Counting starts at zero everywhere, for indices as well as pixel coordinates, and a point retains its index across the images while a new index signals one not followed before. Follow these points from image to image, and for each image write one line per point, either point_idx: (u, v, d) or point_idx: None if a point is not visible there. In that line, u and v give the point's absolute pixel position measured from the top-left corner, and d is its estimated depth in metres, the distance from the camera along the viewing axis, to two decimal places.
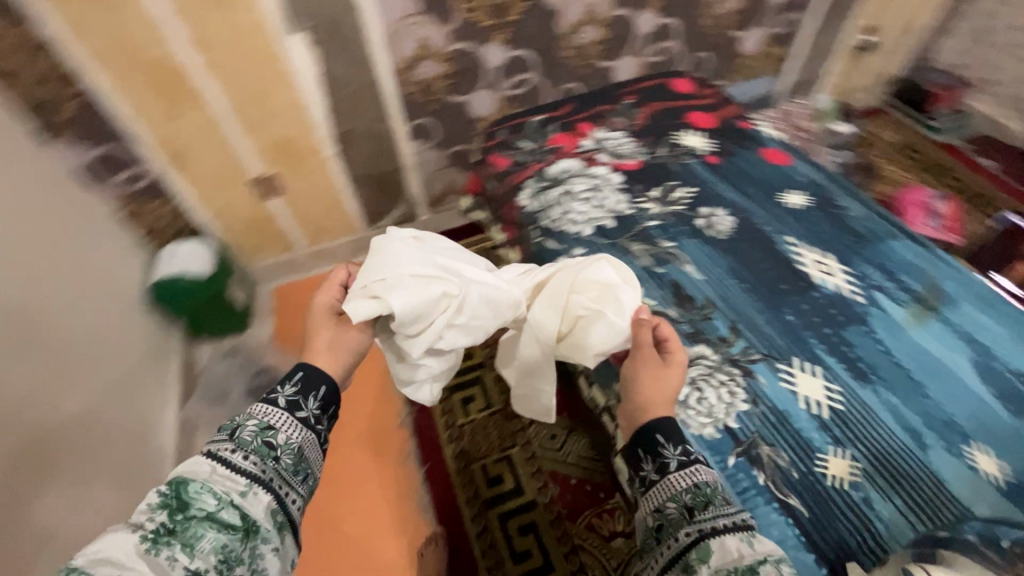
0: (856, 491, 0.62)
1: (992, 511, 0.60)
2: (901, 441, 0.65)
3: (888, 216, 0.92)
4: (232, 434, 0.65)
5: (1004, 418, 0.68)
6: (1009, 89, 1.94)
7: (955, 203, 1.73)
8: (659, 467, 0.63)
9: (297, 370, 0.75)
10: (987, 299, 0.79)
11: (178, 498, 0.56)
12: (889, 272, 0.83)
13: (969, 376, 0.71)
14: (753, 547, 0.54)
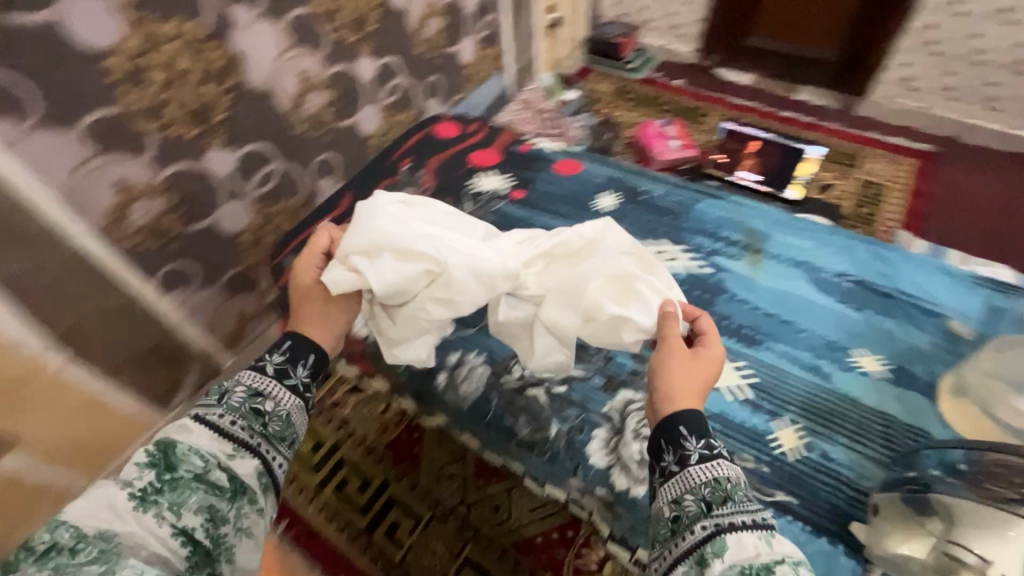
0: (814, 452, 0.77)
1: (891, 400, 0.80)
2: (813, 383, 0.82)
3: (681, 188, 1.11)
4: (219, 401, 0.74)
5: (854, 316, 0.90)
6: (665, 22, 2.38)
7: (678, 124, 2.07)
8: (681, 458, 0.65)
9: (285, 342, 0.82)
10: (789, 225, 1.03)
11: (167, 457, 0.67)
12: (713, 234, 1.02)
13: (816, 299, 0.92)
14: (770, 546, 0.57)
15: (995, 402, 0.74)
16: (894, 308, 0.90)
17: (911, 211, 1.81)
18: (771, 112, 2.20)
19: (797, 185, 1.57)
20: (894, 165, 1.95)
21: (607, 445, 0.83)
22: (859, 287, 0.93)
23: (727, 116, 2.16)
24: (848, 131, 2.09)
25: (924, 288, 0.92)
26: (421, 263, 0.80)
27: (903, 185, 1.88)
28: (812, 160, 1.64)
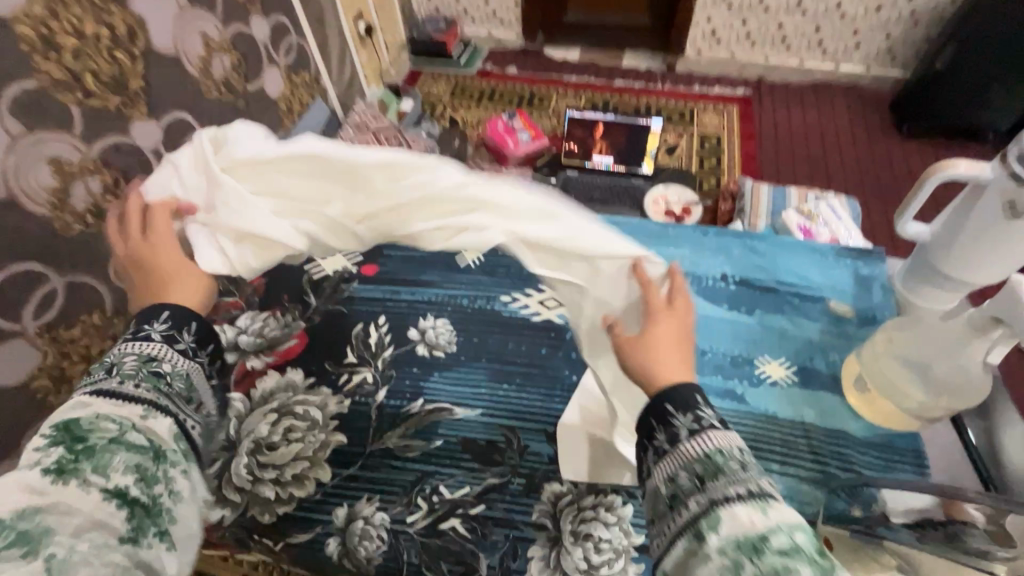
0: None
1: (819, 413, 0.61)
2: (730, 411, 0.62)
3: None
4: (107, 370, 0.43)
5: (750, 321, 0.69)
6: (479, 13, 2.32)
7: (523, 113, 2.00)
8: (671, 437, 0.41)
9: (159, 306, 0.48)
10: (658, 232, 0.79)
11: (71, 429, 0.39)
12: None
13: (711, 309, 0.70)
14: (769, 515, 0.36)
15: (900, 390, 0.57)
16: (780, 303, 0.70)
17: (746, 154, 1.95)
18: (607, 84, 2.21)
19: (650, 160, 1.64)
20: (723, 114, 2.08)
21: (548, 566, 0.53)
22: (746, 286, 0.72)
23: (566, 97, 2.17)
24: (679, 90, 2.18)
25: (801, 272, 0.72)
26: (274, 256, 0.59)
27: (734, 130, 2.02)
28: (655, 134, 1.66)
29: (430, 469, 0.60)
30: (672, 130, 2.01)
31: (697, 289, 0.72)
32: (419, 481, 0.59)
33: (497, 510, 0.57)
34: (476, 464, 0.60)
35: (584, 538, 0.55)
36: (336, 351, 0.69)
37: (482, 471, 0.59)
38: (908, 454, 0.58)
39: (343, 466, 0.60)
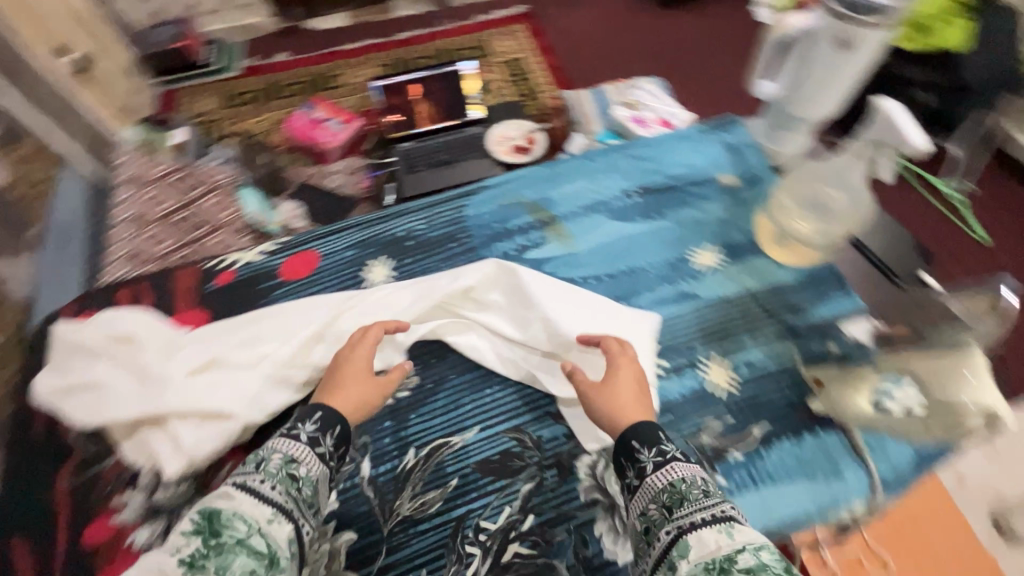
0: (741, 368, 0.61)
1: (757, 279, 0.67)
2: (691, 312, 0.65)
3: (427, 202, 0.74)
4: (256, 464, 0.46)
5: (667, 224, 0.72)
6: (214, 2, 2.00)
7: (322, 102, 1.86)
8: (640, 473, 0.48)
9: (312, 408, 0.52)
10: (549, 175, 0.77)
11: (213, 522, 0.41)
12: (502, 232, 0.72)
13: (630, 228, 0.71)
14: (733, 537, 0.40)
15: (807, 230, 0.64)
16: (683, 196, 0.73)
17: (552, 67, 2.00)
18: (388, 41, 2.08)
19: (476, 103, 1.59)
20: (514, 35, 2.09)
21: (618, 532, 0.53)
22: (648, 194, 0.74)
23: (357, 67, 1.99)
24: (464, 24, 2.13)
25: (688, 161, 0.76)
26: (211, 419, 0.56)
27: (530, 48, 2.05)
28: (472, 77, 1.61)
29: (463, 510, 0.55)
30: None
31: (610, 214, 0.73)
32: (456, 529, 0.54)
33: (547, 512, 0.54)
34: (503, 481, 0.56)
35: None
36: None
37: (512, 484, 0.56)
38: (831, 278, 0.66)
39: (369, 564, 0.52)
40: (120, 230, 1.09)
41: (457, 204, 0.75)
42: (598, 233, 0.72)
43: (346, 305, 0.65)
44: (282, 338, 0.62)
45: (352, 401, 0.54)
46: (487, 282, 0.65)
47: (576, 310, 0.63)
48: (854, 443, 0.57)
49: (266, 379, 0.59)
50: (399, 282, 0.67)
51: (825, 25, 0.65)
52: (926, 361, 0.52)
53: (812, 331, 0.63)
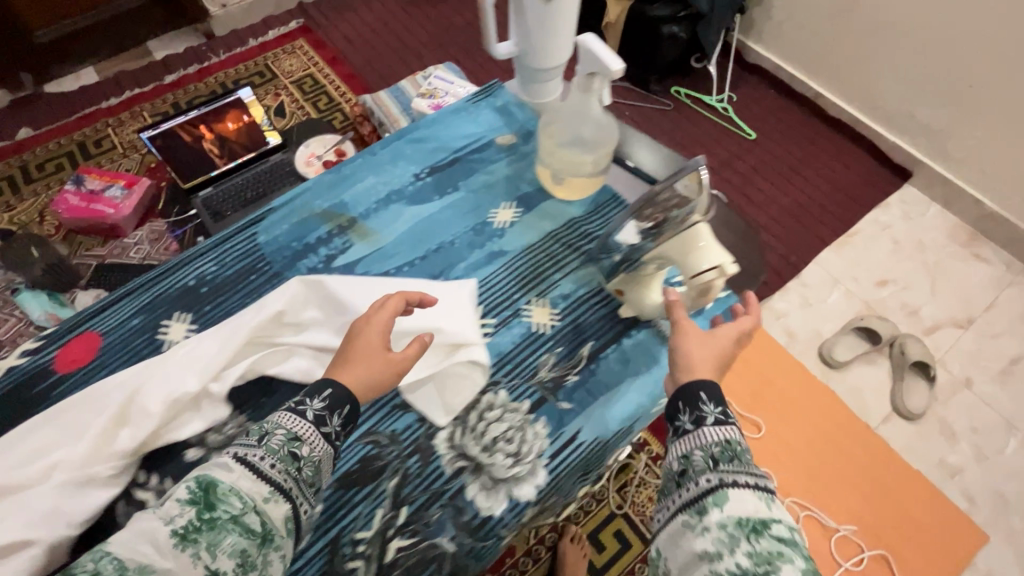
0: (558, 301, 0.67)
1: (552, 220, 0.73)
2: (504, 267, 0.69)
3: (210, 241, 0.69)
4: (260, 438, 0.52)
5: (463, 193, 0.75)
6: None
7: (91, 170, 1.65)
8: (698, 419, 0.57)
9: (322, 385, 0.56)
10: (337, 179, 0.75)
11: (208, 495, 0.48)
12: (303, 249, 0.69)
13: (429, 207, 0.73)
14: (772, 509, 0.52)
15: (576, 164, 0.71)
16: (470, 165, 0.77)
17: (345, 76, 2.02)
18: (157, 86, 1.97)
19: (270, 129, 1.49)
20: (296, 53, 2.08)
21: (489, 489, 0.56)
22: (437, 171, 0.76)
23: (125, 121, 1.87)
24: (239, 52, 2.08)
25: (467, 131, 0.80)
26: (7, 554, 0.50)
27: (317, 61, 2.06)
28: (254, 103, 1.49)
29: (336, 531, 0.55)
30: (266, 93, 1.97)
31: (407, 200, 0.74)
32: (332, 548, 0.54)
33: (419, 497, 0.56)
34: (368, 487, 0.57)
35: (494, 445, 0.58)
36: None
37: (378, 486, 0.57)
38: (610, 200, 0.75)
39: None
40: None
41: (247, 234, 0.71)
42: (400, 221, 0.72)
43: (144, 376, 0.59)
44: (74, 438, 0.55)
45: (359, 377, 0.57)
46: (297, 301, 0.62)
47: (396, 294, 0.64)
48: (661, 332, 0.66)
49: (67, 486, 0.53)
50: (202, 333, 0.62)
51: None
52: (675, 246, 0.60)
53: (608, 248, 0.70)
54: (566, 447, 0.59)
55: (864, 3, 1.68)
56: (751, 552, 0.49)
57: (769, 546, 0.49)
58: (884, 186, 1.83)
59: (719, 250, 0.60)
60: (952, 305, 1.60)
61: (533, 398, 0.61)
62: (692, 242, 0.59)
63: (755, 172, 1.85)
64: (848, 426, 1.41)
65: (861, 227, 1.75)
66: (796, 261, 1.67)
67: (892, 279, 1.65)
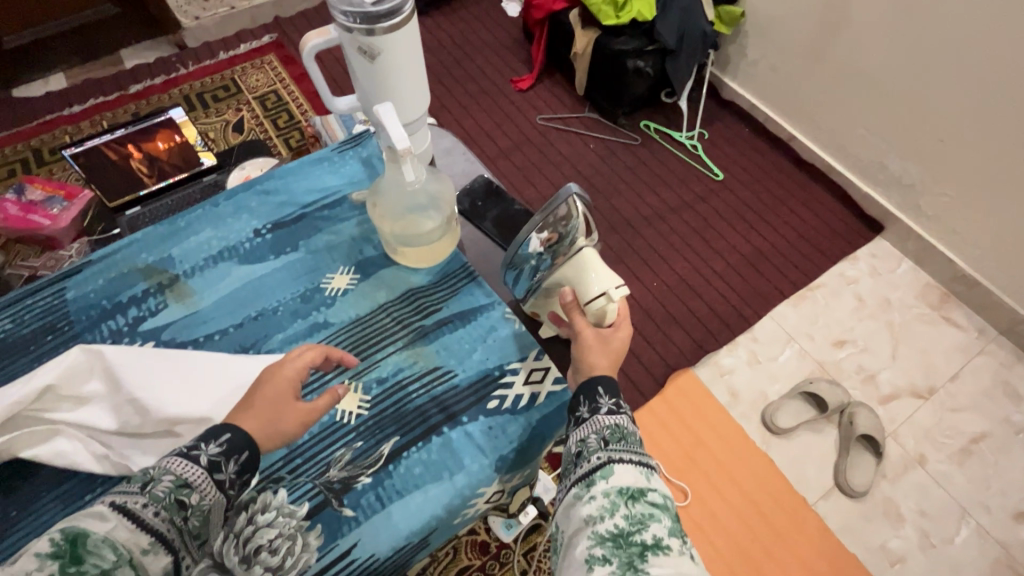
0: (373, 386, 0.70)
1: (387, 291, 0.75)
2: (322, 340, 0.71)
3: (16, 298, 0.71)
4: (144, 486, 0.53)
5: (299, 258, 0.76)
6: None
7: (35, 180, 1.63)
8: (594, 409, 0.65)
9: (222, 430, 0.58)
10: (167, 233, 0.77)
11: (76, 547, 0.47)
12: (113, 308, 0.71)
13: (260, 270, 0.75)
14: (649, 481, 0.60)
15: (420, 231, 0.74)
16: (315, 223, 0.79)
17: (309, 94, 2.00)
18: (122, 94, 1.97)
19: (205, 150, 1.46)
20: (264, 67, 2.06)
21: None
22: (276, 232, 0.78)
23: (83, 131, 1.86)
24: (208, 64, 2.07)
25: (319, 185, 0.82)
26: None
27: (284, 78, 2.04)
28: (187, 123, 1.47)
29: None
30: (227, 108, 1.95)
31: (237, 260, 0.75)
32: None
33: None
34: None
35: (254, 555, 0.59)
36: None
37: None
38: (460, 270, 0.78)
39: None
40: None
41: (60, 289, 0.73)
42: (224, 284, 0.74)
43: None
44: None
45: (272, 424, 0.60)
46: (74, 375, 0.63)
47: (194, 368, 0.65)
48: (471, 432, 0.68)
49: None
50: None
51: (343, 35, 0.80)
52: (574, 267, 0.77)
53: (436, 337, 0.73)
54: (337, 560, 0.61)
55: (833, 49, 1.61)
56: (626, 515, 0.55)
57: (642, 510, 0.56)
58: (853, 238, 1.73)
59: (609, 278, 0.75)
60: (912, 370, 1.50)
61: (313, 501, 0.63)
62: (587, 265, 0.76)
63: (716, 217, 1.77)
64: (779, 498, 1.32)
65: (824, 280, 1.66)
66: (747, 314, 1.59)
67: (850, 338, 1.55)
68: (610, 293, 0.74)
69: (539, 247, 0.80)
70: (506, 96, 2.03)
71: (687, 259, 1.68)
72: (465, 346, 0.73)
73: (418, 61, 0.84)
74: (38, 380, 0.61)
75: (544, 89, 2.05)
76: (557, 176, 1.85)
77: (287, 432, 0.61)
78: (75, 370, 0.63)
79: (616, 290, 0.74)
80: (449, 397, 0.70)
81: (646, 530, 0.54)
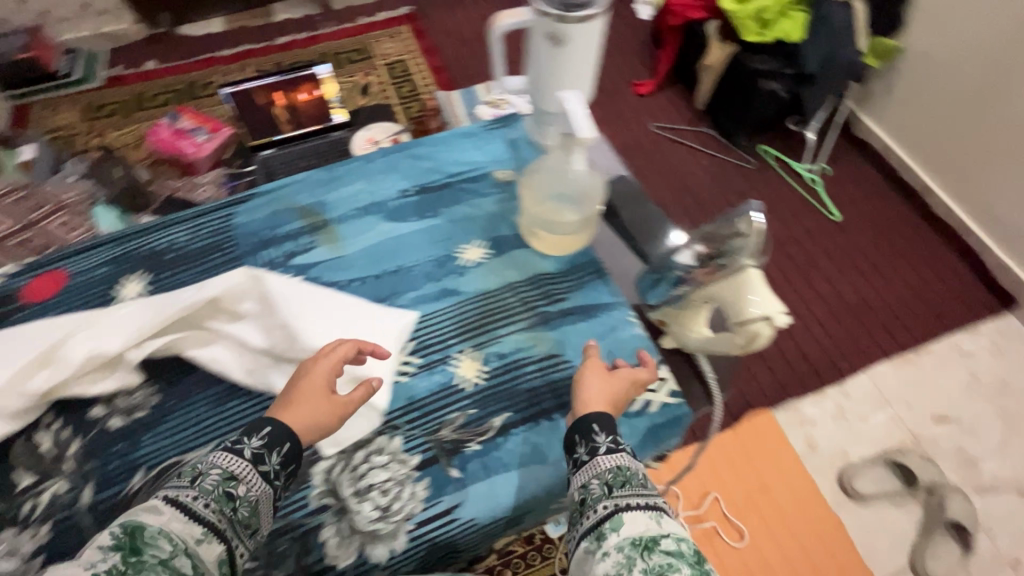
0: (492, 360, 0.72)
1: (517, 271, 0.78)
2: (451, 305, 0.75)
3: (192, 214, 0.81)
4: (194, 479, 0.56)
5: (439, 225, 0.81)
6: (79, 17, 2.06)
7: (188, 110, 1.80)
8: (592, 450, 0.62)
9: (262, 424, 0.61)
10: (324, 179, 0.84)
11: (134, 539, 0.50)
12: (270, 240, 0.79)
13: (403, 229, 0.80)
14: (661, 525, 0.55)
15: (558, 221, 0.77)
16: (458, 194, 0.84)
17: (434, 68, 2.07)
18: (269, 45, 2.12)
19: (338, 107, 1.55)
20: (397, 38, 2.16)
21: (343, 537, 0.62)
22: (422, 194, 0.83)
23: (232, 74, 2.03)
24: (348, 27, 2.18)
25: (469, 158, 0.87)
26: None
27: (413, 50, 2.12)
28: (329, 79, 1.55)
29: None
30: (358, 71, 2.05)
31: (383, 216, 0.82)
32: None
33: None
34: None
35: (369, 490, 0.64)
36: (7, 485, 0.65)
37: None
38: (588, 265, 0.80)
39: None
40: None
41: (228, 213, 0.82)
42: (369, 236, 0.80)
43: (94, 322, 0.70)
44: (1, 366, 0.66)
45: (303, 417, 0.62)
46: (237, 292, 0.71)
47: (336, 311, 0.72)
48: None
49: None
50: (148, 298, 0.73)
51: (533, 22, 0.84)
52: (732, 286, 0.70)
53: (557, 325, 0.75)
54: (437, 516, 0.64)
55: (998, 102, 1.48)
56: (644, 569, 0.51)
57: (659, 560, 0.51)
58: (977, 308, 1.58)
59: (771, 301, 0.68)
60: (1020, 465, 1.36)
61: (424, 455, 0.67)
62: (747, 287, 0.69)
63: (826, 257, 1.67)
64: (841, 563, 1.25)
65: (935, 348, 1.52)
66: (843, 365, 1.49)
67: (953, 416, 1.43)
68: (772, 318, 0.67)
69: (692, 261, 0.77)
70: (624, 99, 2.00)
71: (790, 296, 1.60)
72: (584, 339, 0.75)
73: (592, 65, 0.87)
74: (210, 286, 0.71)
75: (665, 97, 2.00)
76: (664, 186, 1.81)
77: (325, 425, 0.63)
78: (241, 286, 0.72)
79: (780, 316, 0.67)
80: (565, 386, 0.71)
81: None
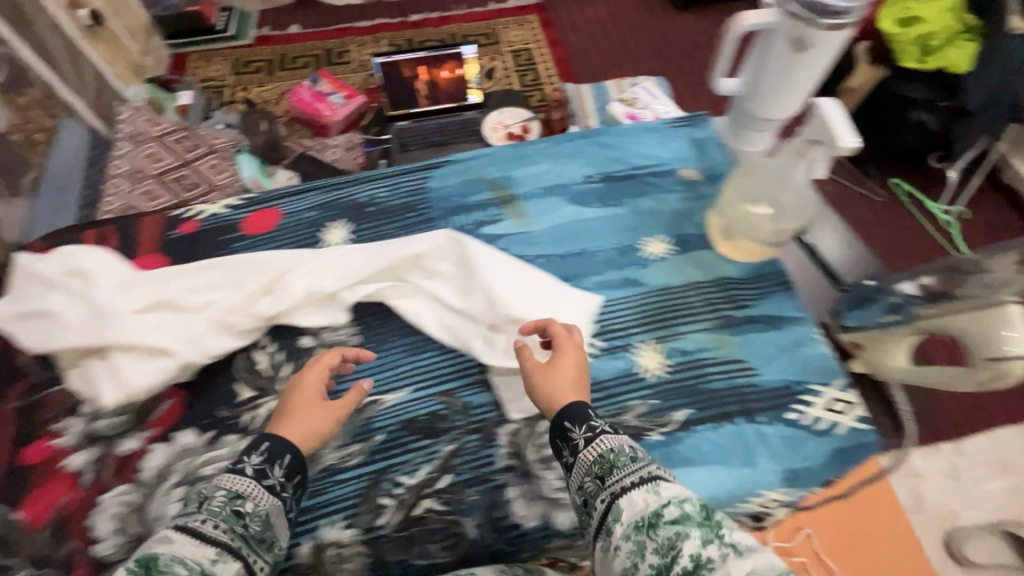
0: (676, 355, 0.76)
1: (702, 272, 0.82)
2: (634, 294, 0.81)
3: (393, 174, 0.92)
4: (202, 504, 0.58)
5: (621, 214, 0.88)
6: None
7: (327, 75, 1.89)
8: (573, 448, 0.61)
9: (260, 441, 0.64)
10: (510, 156, 0.94)
11: (149, 568, 0.51)
12: (462, 206, 0.89)
13: (588, 213, 0.88)
14: (660, 494, 0.54)
15: (752, 229, 0.80)
16: (643, 186, 0.90)
17: (559, 61, 2.09)
18: (403, 22, 2.20)
19: (475, 88, 1.59)
20: (525, 26, 2.18)
21: (529, 500, 0.69)
22: (608, 181, 0.91)
23: (367, 46, 2.12)
24: (478, 11, 2.23)
25: (653, 153, 0.93)
26: (168, 359, 0.74)
27: (540, 40, 2.14)
28: (472, 61, 1.60)
29: (382, 465, 0.71)
30: (485, 55, 2.09)
31: (568, 199, 0.89)
32: (376, 479, 0.70)
33: None
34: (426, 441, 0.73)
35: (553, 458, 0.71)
36: (226, 397, 0.76)
37: (433, 444, 0.72)
38: (775, 277, 0.83)
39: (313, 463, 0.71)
40: (116, 182, 1.40)
41: (423, 175, 0.93)
42: (553, 216, 0.88)
43: (311, 260, 0.82)
44: (232, 289, 0.80)
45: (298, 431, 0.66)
46: (440, 250, 0.83)
47: (527, 284, 0.80)
48: (766, 433, 0.71)
49: (213, 330, 0.77)
50: (352, 245, 0.85)
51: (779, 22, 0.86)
52: (977, 320, 0.69)
53: (742, 331, 0.78)
54: None
55: None
56: (655, 548, 0.51)
57: (665, 534, 0.51)
58: None
59: None
60: None
61: None
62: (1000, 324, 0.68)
63: None
64: None
65: None
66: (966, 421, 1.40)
67: None
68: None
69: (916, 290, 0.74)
70: None
71: None
72: (768, 350, 0.77)
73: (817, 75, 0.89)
74: (412, 246, 0.83)
75: None
76: None
77: (321, 429, 0.68)
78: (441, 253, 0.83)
79: None
80: (751, 394, 0.73)
81: (680, 555, 0.49)
